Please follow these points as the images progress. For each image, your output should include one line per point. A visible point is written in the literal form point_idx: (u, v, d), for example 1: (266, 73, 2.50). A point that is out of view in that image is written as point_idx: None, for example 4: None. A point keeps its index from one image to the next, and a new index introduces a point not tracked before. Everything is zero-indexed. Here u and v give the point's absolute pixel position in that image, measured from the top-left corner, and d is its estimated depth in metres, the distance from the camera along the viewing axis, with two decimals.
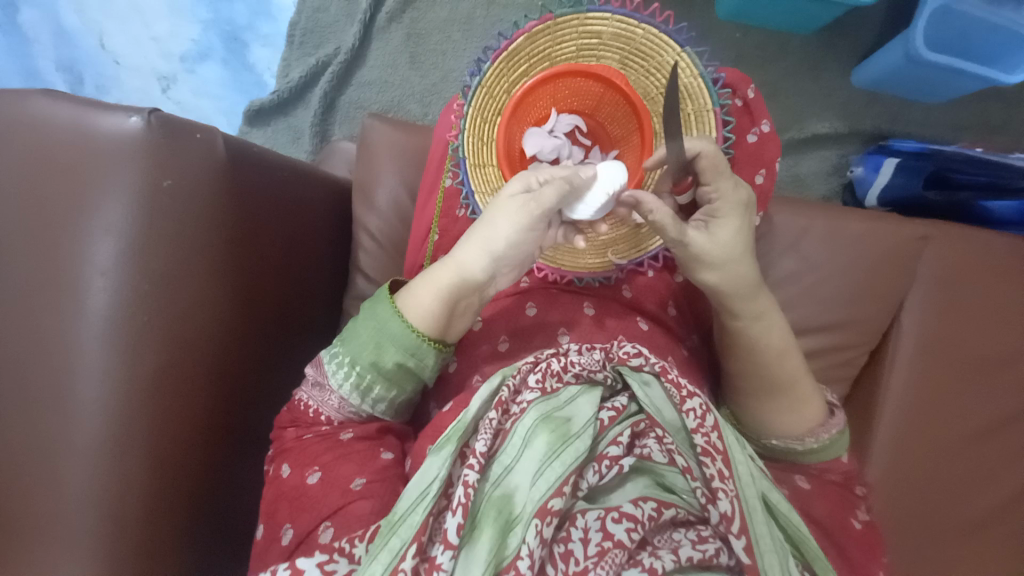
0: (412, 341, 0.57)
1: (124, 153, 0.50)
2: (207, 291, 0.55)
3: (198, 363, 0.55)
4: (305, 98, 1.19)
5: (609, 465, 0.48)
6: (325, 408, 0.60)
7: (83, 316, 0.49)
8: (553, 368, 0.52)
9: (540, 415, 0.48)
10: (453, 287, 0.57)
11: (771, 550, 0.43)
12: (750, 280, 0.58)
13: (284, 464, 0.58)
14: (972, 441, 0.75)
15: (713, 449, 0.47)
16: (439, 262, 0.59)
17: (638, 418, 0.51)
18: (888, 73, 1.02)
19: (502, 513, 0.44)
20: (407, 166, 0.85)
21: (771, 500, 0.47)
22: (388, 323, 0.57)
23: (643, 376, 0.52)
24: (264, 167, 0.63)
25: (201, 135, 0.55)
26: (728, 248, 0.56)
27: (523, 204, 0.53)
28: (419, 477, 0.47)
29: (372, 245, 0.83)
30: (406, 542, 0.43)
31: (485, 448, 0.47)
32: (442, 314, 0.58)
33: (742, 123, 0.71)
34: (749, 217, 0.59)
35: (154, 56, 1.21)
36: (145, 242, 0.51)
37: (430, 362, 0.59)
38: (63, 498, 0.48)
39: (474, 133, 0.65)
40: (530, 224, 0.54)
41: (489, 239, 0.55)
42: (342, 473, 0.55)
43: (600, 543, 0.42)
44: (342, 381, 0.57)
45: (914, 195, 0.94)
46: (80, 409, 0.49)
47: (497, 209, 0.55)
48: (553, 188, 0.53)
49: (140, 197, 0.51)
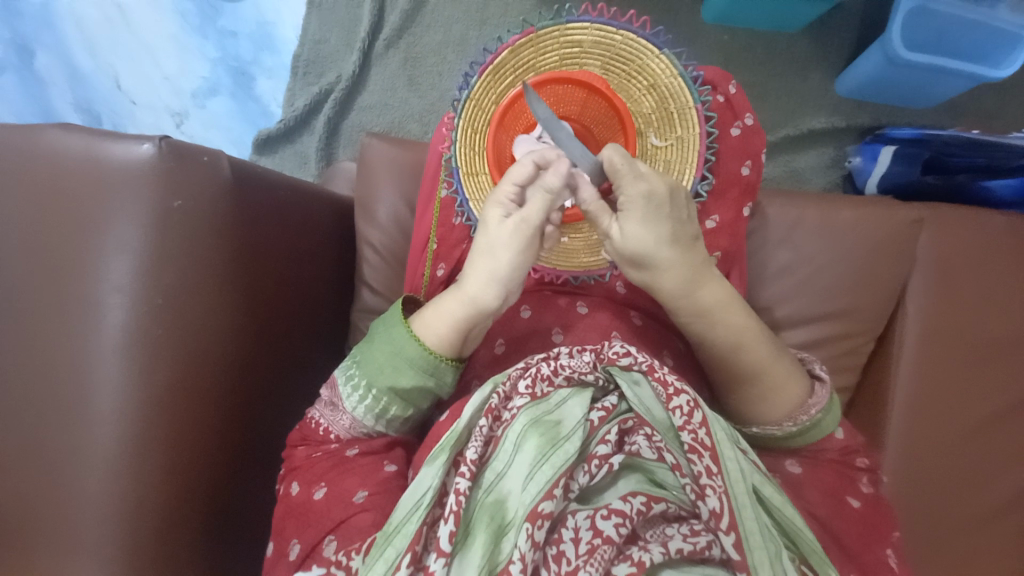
0: (430, 362, 0.59)
1: (136, 178, 0.54)
2: (218, 303, 0.58)
3: (209, 372, 0.57)
4: (309, 125, 1.24)
5: (598, 465, 0.47)
6: (335, 428, 0.61)
7: (100, 332, 0.52)
8: (542, 373, 0.51)
9: (529, 419, 0.48)
10: (465, 316, 0.59)
11: (760, 545, 0.42)
12: (673, 274, 0.57)
13: (292, 482, 0.59)
14: (985, 425, 0.74)
15: (701, 446, 0.45)
16: (448, 292, 0.61)
17: (626, 415, 0.51)
18: (871, 80, 1.04)
19: (495, 517, 0.44)
20: (406, 181, 0.88)
21: (765, 495, 0.46)
22: (405, 347, 0.59)
23: (632, 375, 0.51)
24: (268, 187, 0.66)
25: (207, 158, 0.58)
26: (632, 248, 0.56)
27: (515, 227, 0.56)
28: (413, 488, 0.47)
29: (375, 258, 0.86)
30: (400, 552, 0.45)
31: (475, 456, 0.47)
32: (461, 341, 0.60)
33: (726, 118, 0.73)
34: (668, 213, 0.55)
35: (167, 94, 1.27)
36: (158, 259, 0.54)
37: (449, 379, 0.61)
38: (84, 507, 0.51)
39: (466, 143, 0.68)
40: (526, 243, 0.57)
41: (496, 266, 0.57)
42: (346, 487, 0.56)
43: (590, 540, 0.42)
44: (357, 403, 0.59)
45: (912, 181, 0.95)
46: (98, 420, 0.52)
47: (494, 237, 0.57)
48: (533, 204, 0.56)
49: (153, 218, 0.54)
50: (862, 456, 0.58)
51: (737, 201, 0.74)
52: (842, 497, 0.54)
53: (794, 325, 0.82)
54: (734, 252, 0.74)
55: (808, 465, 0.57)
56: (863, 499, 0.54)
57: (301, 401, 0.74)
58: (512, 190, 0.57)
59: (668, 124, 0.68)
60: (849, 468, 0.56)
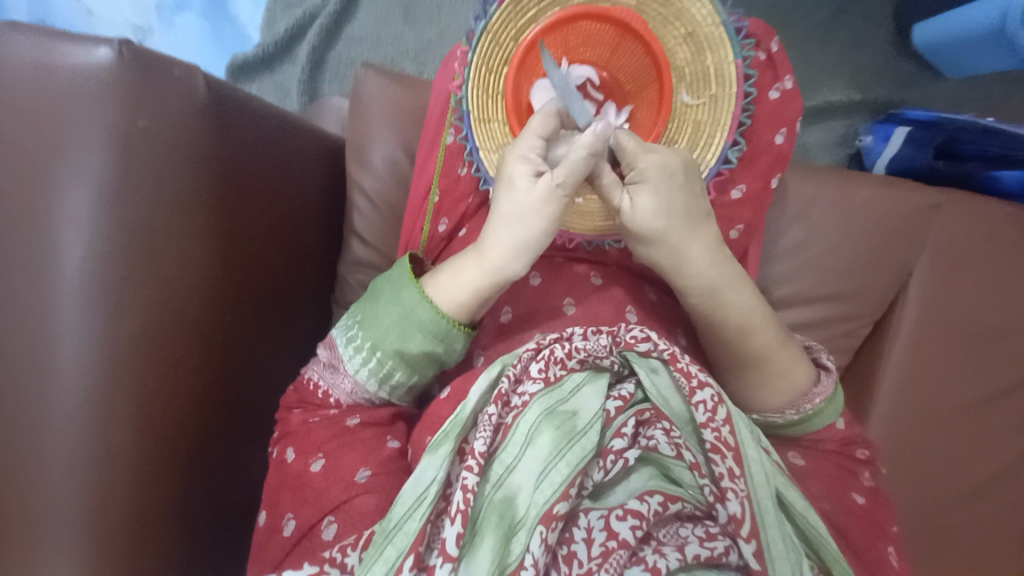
0: (441, 327, 0.54)
1: (92, 87, 0.45)
2: (191, 247, 0.51)
3: (182, 320, 0.51)
4: (291, 54, 1.11)
5: (613, 460, 0.45)
6: (335, 392, 0.57)
7: (55, 271, 0.45)
8: (556, 355, 0.48)
9: (543, 410, 0.45)
10: (490, 287, 0.55)
11: (782, 555, 0.41)
12: (688, 249, 0.54)
13: (288, 448, 0.55)
14: (973, 413, 0.75)
15: (724, 446, 0.43)
16: (468, 255, 0.56)
17: (643, 406, 0.48)
18: (942, 41, 0.96)
19: (505, 517, 0.41)
20: (404, 124, 0.80)
21: (787, 499, 0.45)
22: (415, 308, 0.54)
23: (651, 363, 0.48)
24: (247, 113, 0.58)
25: (178, 72, 0.50)
26: (646, 224, 0.53)
27: (547, 194, 0.51)
28: (415, 480, 0.44)
29: (368, 207, 0.79)
30: (402, 552, 0.41)
31: (484, 448, 0.43)
32: (478, 307, 0.56)
33: (765, 78, 0.67)
34: (682, 184, 0.52)
35: (127, 7, 1.11)
36: (122, 185, 0.46)
37: (458, 347, 0.56)
38: (41, 469, 0.45)
39: (479, 85, 0.60)
40: (551, 213, 0.52)
41: (524, 234, 0.53)
42: (347, 463, 0.52)
43: (605, 543, 0.40)
44: (359, 367, 0.55)
45: (921, 166, 0.93)
46: (54, 371, 0.45)
47: (521, 201, 0.52)
48: (564, 168, 0.50)
49: (114, 138, 0.46)
50: (863, 446, 0.57)
51: (765, 171, 0.69)
52: (844, 490, 0.53)
53: (799, 305, 0.80)
54: (756, 226, 0.70)
55: (810, 450, 0.56)
56: (865, 494, 0.53)
57: (284, 356, 0.69)
58: (536, 144, 0.52)
59: (703, 80, 0.61)
60: (851, 457, 0.56)
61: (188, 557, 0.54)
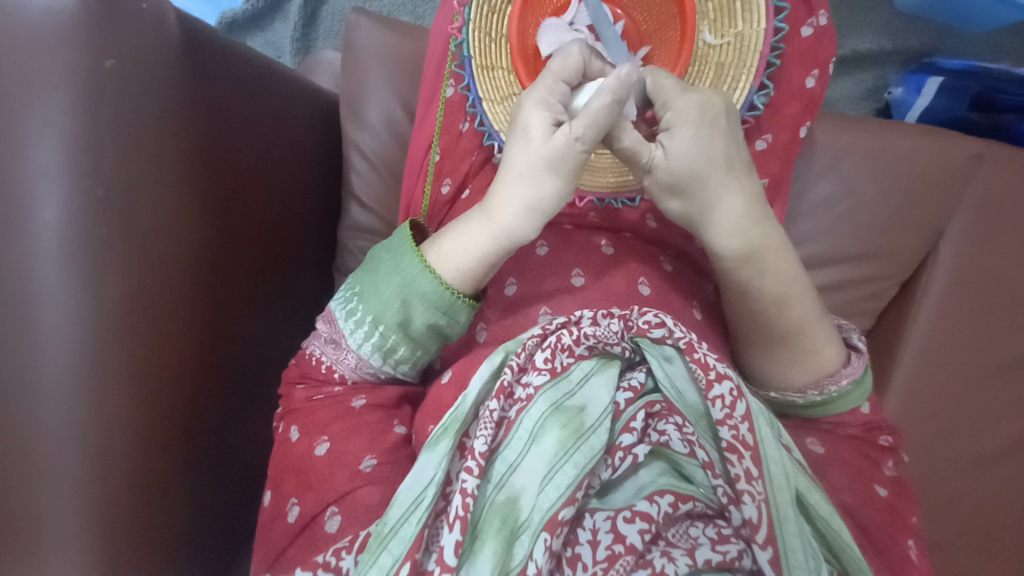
0: (444, 298, 0.51)
1: (53, 32, 0.41)
2: (179, 210, 0.49)
3: (165, 285, 0.48)
4: (282, 8, 1.04)
5: (621, 457, 0.43)
6: (339, 367, 0.54)
7: (32, 229, 0.42)
8: (563, 342, 0.45)
9: (549, 405, 0.42)
10: (500, 251, 0.52)
11: (801, 565, 0.39)
12: (725, 210, 0.50)
13: (292, 427, 0.54)
14: (1005, 392, 0.70)
15: (741, 445, 0.41)
16: (476, 217, 0.52)
17: (654, 398, 0.45)
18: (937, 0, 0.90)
19: (507, 521, 0.39)
20: (401, 76, 0.75)
21: (808, 502, 0.42)
22: (415, 280, 0.51)
23: (664, 351, 0.45)
24: (226, 66, 0.54)
25: (147, 7, 0.46)
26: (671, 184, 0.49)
27: (563, 148, 0.47)
28: (414, 479, 0.42)
29: (366, 168, 0.76)
30: (398, 559, 0.39)
31: (484, 448, 0.41)
32: (483, 275, 0.53)
33: (797, 14, 0.61)
34: (720, 131, 0.48)
35: None
36: (93, 140, 0.43)
37: (462, 320, 0.53)
38: (30, 446, 0.43)
39: (480, 26, 0.56)
40: (569, 168, 0.48)
41: (538, 194, 0.49)
42: (351, 449, 0.50)
43: (611, 547, 0.39)
44: (362, 341, 0.52)
45: (957, 117, 0.86)
46: (38, 342, 0.43)
47: (536, 156, 0.48)
48: (583, 120, 0.46)
49: (81, 83, 0.42)
50: (886, 432, 0.54)
51: (795, 119, 0.64)
52: (868, 481, 0.50)
53: (820, 269, 0.76)
54: (781, 180, 0.66)
55: (830, 435, 0.53)
56: (888, 485, 0.50)
57: (282, 326, 0.67)
58: (555, 91, 0.48)
59: (726, 15, 0.55)
60: (873, 445, 0.53)
61: (180, 549, 0.52)
